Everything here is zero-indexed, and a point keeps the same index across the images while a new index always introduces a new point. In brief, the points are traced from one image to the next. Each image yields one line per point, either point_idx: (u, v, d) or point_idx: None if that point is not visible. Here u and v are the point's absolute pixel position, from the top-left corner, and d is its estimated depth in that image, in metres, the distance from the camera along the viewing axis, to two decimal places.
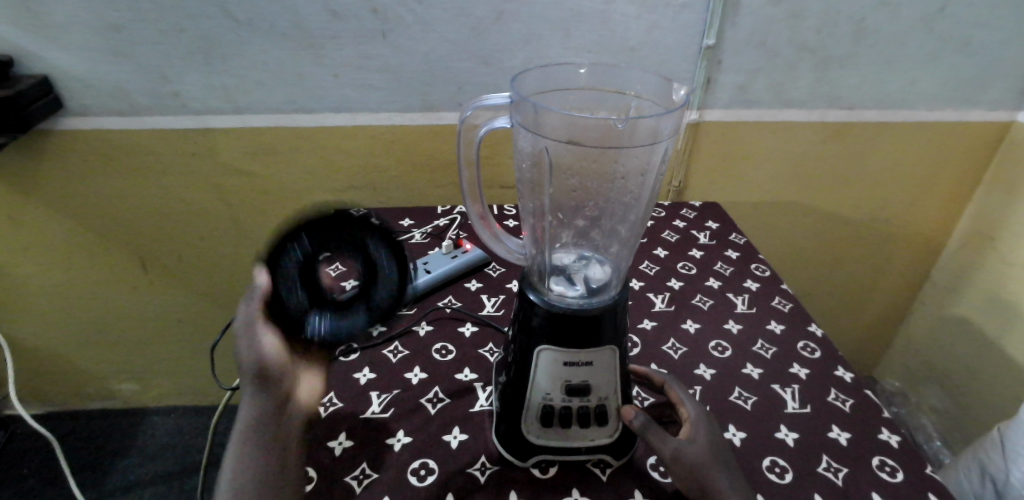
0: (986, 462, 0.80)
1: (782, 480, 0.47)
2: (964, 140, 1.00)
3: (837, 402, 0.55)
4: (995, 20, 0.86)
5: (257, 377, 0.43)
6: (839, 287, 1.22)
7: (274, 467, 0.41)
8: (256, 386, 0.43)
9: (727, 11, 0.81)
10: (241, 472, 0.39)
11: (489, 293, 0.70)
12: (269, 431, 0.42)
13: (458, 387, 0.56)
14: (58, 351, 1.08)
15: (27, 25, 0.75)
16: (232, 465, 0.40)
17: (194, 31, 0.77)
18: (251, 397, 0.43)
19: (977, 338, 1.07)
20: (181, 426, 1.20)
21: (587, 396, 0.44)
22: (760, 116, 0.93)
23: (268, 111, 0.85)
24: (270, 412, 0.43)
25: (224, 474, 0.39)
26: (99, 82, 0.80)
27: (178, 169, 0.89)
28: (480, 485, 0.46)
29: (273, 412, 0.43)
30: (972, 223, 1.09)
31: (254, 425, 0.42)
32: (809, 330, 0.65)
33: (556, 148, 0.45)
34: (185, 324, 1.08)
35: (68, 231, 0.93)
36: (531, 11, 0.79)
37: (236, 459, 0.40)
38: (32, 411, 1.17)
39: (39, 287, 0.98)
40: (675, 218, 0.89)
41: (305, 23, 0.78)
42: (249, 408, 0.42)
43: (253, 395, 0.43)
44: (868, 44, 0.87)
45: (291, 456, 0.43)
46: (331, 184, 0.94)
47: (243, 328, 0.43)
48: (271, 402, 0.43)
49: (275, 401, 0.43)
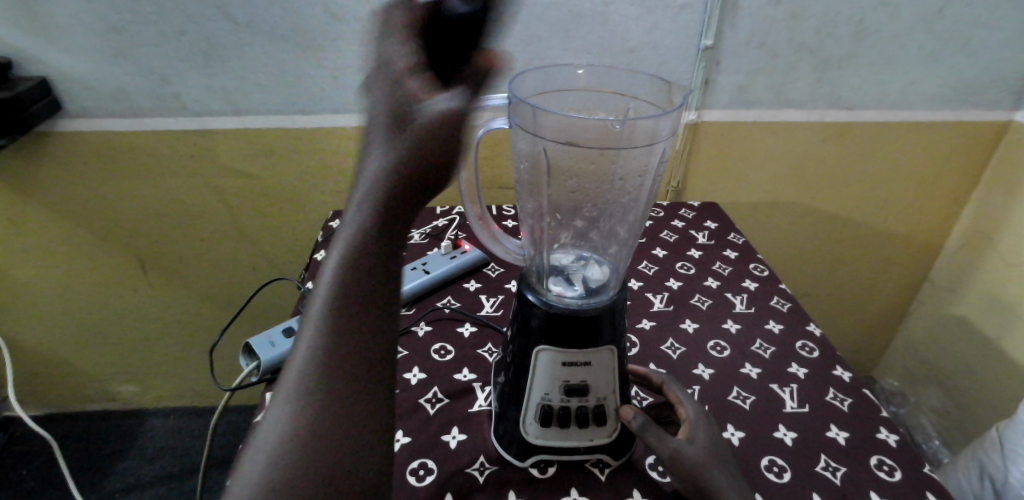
0: (985, 461, 0.80)
1: (781, 479, 0.47)
2: (962, 140, 1.00)
3: (835, 402, 0.55)
4: (993, 21, 0.87)
5: (357, 249, 0.31)
6: (837, 286, 1.22)
7: (351, 390, 0.30)
8: (351, 260, 0.31)
9: (726, 11, 0.82)
10: (310, 374, 0.30)
11: (488, 293, 0.71)
12: (351, 341, 0.30)
13: (457, 387, 0.56)
14: (58, 353, 1.08)
15: (27, 27, 0.75)
16: (301, 356, 0.30)
17: (194, 33, 0.77)
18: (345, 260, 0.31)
19: (976, 338, 1.07)
20: (180, 427, 1.19)
21: (586, 396, 0.44)
22: (759, 116, 0.93)
23: (267, 113, 0.85)
24: (361, 311, 0.31)
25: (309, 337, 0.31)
26: (99, 84, 0.80)
27: (177, 170, 0.89)
28: (479, 485, 0.46)
29: (363, 313, 0.31)
30: (971, 223, 1.09)
31: (341, 320, 0.31)
32: (807, 330, 0.65)
33: (554, 149, 0.46)
34: (185, 326, 1.08)
35: (67, 232, 0.93)
36: (531, 12, 0.80)
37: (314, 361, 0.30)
38: (31, 413, 1.17)
39: (38, 288, 0.98)
40: (674, 219, 0.89)
41: (305, 25, 0.78)
42: (333, 288, 0.31)
43: (343, 268, 0.31)
44: (867, 44, 0.87)
45: (369, 384, 0.30)
46: (330, 185, 0.94)
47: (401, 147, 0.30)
48: (364, 299, 0.31)
49: (370, 298, 0.31)
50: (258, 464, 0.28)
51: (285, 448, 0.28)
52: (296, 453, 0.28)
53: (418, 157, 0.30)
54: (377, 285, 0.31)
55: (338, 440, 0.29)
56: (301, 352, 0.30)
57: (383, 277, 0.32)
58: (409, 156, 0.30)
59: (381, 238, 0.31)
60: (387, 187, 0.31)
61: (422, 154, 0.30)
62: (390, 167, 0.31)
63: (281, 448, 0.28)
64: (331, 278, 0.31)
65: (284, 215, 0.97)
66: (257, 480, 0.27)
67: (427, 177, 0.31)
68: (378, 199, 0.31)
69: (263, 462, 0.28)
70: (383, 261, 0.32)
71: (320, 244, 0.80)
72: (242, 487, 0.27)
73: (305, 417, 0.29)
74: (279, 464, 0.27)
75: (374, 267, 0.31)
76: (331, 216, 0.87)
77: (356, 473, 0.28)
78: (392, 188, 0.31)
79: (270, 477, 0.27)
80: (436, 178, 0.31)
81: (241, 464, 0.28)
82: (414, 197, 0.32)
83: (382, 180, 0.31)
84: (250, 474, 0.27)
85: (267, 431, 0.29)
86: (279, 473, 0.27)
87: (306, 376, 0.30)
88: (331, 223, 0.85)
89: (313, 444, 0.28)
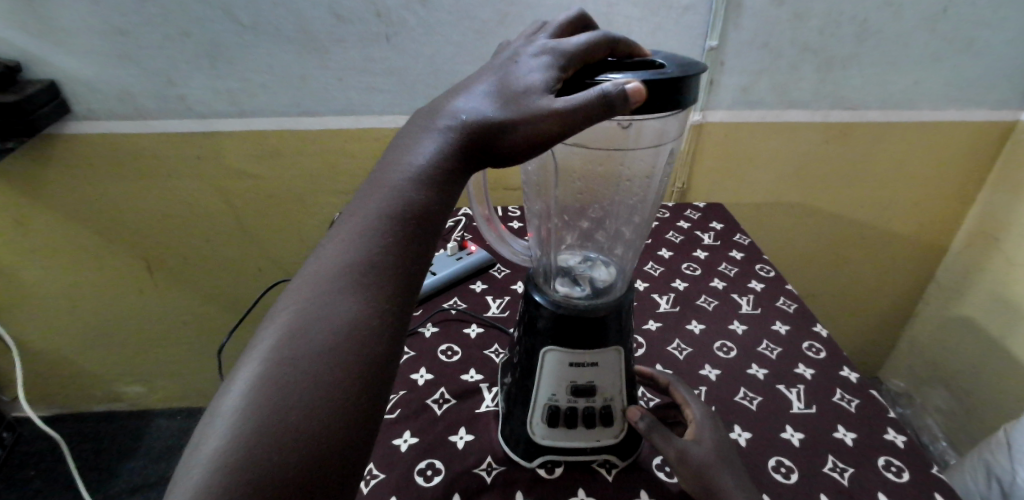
0: (992, 463, 0.79)
1: (788, 480, 0.47)
2: (968, 139, 1.00)
3: (842, 403, 0.55)
4: (998, 20, 0.86)
5: (402, 191, 0.32)
6: (843, 287, 1.22)
7: (363, 328, 0.29)
8: (394, 201, 0.32)
9: (731, 11, 0.81)
10: (325, 301, 0.29)
11: (494, 294, 0.71)
12: (373, 279, 0.30)
13: (464, 387, 0.56)
14: (64, 353, 1.08)
15: (33, 30, 0.75)
16: (321, 282, 0.30)
17: (199, 35, 0.78)
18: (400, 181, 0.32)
19: (981, 338, 1.07)
20: (186, 428, 1.20)
21: (593, 396, 0.44)
22: (764, 117, 0.93)
23: (273, 115, 0.86)
24: (391, 251, 0.31)
25: (346, 247, 0.31)
26: (106, 87, 0.81)
27: (182, 171, 0.90)
28: (487, 485, 0.46)
29: (393, 256, 0.31)
30: (977, 222, 1.09)
31: (369, 256, 0.31)
32: (814, 330, 0.65)
33: (562, 150, 0.46)
34: (191, 326, 1.09)
35: (74, 234, 0.93)
36: (535, 14, 0.80)
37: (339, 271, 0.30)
38: (39, 413, 1.18)
39: (46, 290, 0.99)
40: (679, 219, 0.89)
41: (310, 27, 0.79)
42: (368, 224, 0.31)
43: (386, 207, 0.32)
44: (871, 44, 0.87)
45: (381, 327, 0.29)
46: (336, 186, 0.94)
47: (505, 96, 0.33)
48: (397, 242, 0.31)
49: (403, 244, 0.31)
50: (248, 377, 0.27)
51: (283, 361, 0.27)
52: (288, 374, 0.27)
53: (500, 126, 0.33)
54: (413, 232, 0.32)
55: (337, 374, 0.27)
56: (319, 280, 0.30)
57: (421, 226, 0.32)
58: (489, 121, 0.33)
59: (427, 189, 0.32)
60: (452, 143, 0.33)
61: (506, 122, 0.32)
62: (463, 126, 0.33)
63: (273, 366, 0.27)
64: (369, 215, 0.32)
65: (290, 216, 0.97)
66: (243, 393, 0.26)
67: (494, 144, 0.33)
68: (438, 150, 0.33)
69: (252, 377, 0.27)
70: (425, 210, 0.32)
71: None
72: (227, 399, 0.26)
73: (308, 342, 0.28)
74: (268, 380, 0.26)
75: (415, 214, 0.32)
76: None
77: (347, 409, 0.27)
78: (456, 144, 0.33)
79: (257, 391, 0.26)
80: (504, 152, 0.33)
81: (230, 378, 0.27)
82: (472, 159, 0.33)
83: (451, 135, 0.33)
84: (237, 387, 0.26)
85: (262, 348, 0.28)
86: (266, 390, 0.26)
87: (321, 303, 0.29)
88: None
89: (308, 369, 0.27)
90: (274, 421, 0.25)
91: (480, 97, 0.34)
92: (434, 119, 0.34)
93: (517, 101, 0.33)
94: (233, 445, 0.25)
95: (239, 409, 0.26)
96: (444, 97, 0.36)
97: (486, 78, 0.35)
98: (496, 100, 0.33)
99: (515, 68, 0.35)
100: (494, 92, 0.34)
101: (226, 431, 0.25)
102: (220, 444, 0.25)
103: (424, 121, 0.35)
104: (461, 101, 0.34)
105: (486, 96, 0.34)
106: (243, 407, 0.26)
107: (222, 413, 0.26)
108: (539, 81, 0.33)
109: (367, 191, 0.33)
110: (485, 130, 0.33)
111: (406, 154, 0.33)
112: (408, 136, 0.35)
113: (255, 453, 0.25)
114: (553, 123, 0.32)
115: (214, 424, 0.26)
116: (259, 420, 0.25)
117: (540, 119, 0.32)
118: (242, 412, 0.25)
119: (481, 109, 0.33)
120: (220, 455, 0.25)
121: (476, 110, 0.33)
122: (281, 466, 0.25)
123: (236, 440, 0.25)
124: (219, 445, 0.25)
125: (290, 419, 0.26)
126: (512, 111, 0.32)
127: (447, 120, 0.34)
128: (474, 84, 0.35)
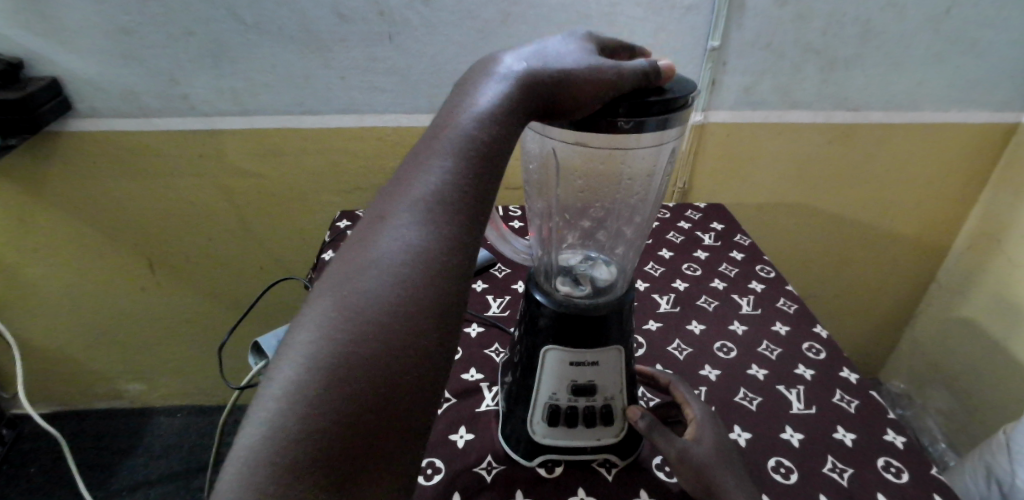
0: (992, 464, 0.79)
1: (788, 480, 0.47)
2: (970, 142, 1.00)
3: (842, 404, 0.55)
4: (1001, 22, 0.86)
5: (457, 160, 0.30)
6: (843, 288, 1.22)
7: (415, 308, 0.27)
8: (448, 166, 0.30)
9: (734, 11, 0.81)
10: (376, 277, 0.27)
11: (495, 293, 0.71)
12: (426, 255, 0.28)
13: (465, 387, 0.56)
14: (65, 351, 1.08)
15: (36, 28, 0.75)
16: (367, 256, 0.28)
17: (202, 34, 0.78)
18: (458, 139, 0.30)
19: (982, 340, 1.07)
20: (187, 426, 1.20)
21: (593, 395, 0.44)
22: (766, 117, 0.93)
23: (275, 113, 0.86)
24: (445, 225, 0.29)
25: (403, 207, 0.29)
26: (108, 85, 0.81)
27: (184, 170, 0.90)
28: (487, 484, 0.47)
29: (447, 230, 0.29)
30: (978, 224, 1.09)
31: (422, 228, 0.28)
32: (814, 331, 0.65)
33: (563, 149, 0.45)
34: (192, 325, 1.09)
35: (77, 232, 0.93)
36: (538, 13, 0.80)
37: (398, 231, 0.28)
38: (41, 410, 1.18)
39: (48, 287, 0.99)
40: (680, 220, 0.89)
41: (313, 26, 0.79)
42: (421, 194, 0.29)
43: (443, 165, 0.30)
44: (874, 45, 0.87)
45: (434, 308, 0.27)
46: (338, 185, 0.95)
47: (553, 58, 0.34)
48: (451, 215, 0.29)
49: (457, 218, 0.29)
50: (294, 356, 0.25)
51: (338, 328, 0.26)
52: (338, 356, 0.25)
53: (553, 87, 0.32)
54: (467, 205, 0.29)
55: (394, 343, 0.26)
56: (370, 252, 0.28)
57: (474, 199, 0.30)
58: (542, 81, 0.32)
59: (482, 157, 0.30)
60: (508, 105, 0.31)
61: (560, 83, 0.33)
62: (519, 84, 0.32)
63: (321, 346, 0.25)
64: (421, 186, 0.29)
65: (291, 215, 0.97)
66: (289, 375, 0.24)
67: (546, 107, 0.33)
68: (493, 115, 0.31)
69: (300, 357, 0.25)
70: (480, 181, 0.30)
71: (327, 244, 0.80)
72: (273, 380, 0.25)
73: (357, 321, 0.26)
74: (317, 362, 0.25)
75: (471, 185, 0.30)
76: (339, 216, 0.88)
77: (405, 380, 0.26)
78: (512, 106, 0.31)
79: (305, 373, 0.24)
80: (556, 112, 0.33)
81: (276, 355, 0.25)
82: (525, 121, 0.32)
83: (506, 97, 0.31)
84: (283, 366, 0.25)
85: (309, 326, 0.26)
86: (314, 372, 0.24)
87: (372, 279, 0.27)
88: (338, 223, 0.86)
89: (358, 351, 0.25)
90: (324, 406, 0.24)
91: (528, 58, 0.33)
92: (485, 80, 0.32)
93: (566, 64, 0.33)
94: (291, 415, 0.23)
95: (283, 397, 0.24)
96: (489, 58, 0.34)
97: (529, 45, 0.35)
98: (547, 61, 0.33)
99: (554, 42, 0.36)
100: (541, 54, 0.34)
101: (280, 407, 0.24)
102: (267, 429, 0.23)
103: (475, 83, 0.33)
104: (508, 60, 0.34)
105: (532, 57, 0.34)
106: (297, 377, 0.24)
107: (276, 382, 0.24)
108: (580, 52, 0.35)
109: (417, 158, 0.31)
110: (539, 92, 0.32)
111: (459, 118, 0.31)
112: (458, 99, 0.32)
113: (305, 437, 0.23)
114: (603, 81, 0.33)
115: (260, 405, 0.24)
116: (317, 390, 0.24)
117: (591, 81, 0.33)
118: (290, 396, 0.24)
119: (531, 66, 0.33)
120: (277, 425, 0.23)
121: (524, 68, 0.33)
122: (331, 453, 0.23)
123: (284, 424, 0.23)
124: (266, 430, 0.23)
125: (340, 404, 0.24)
126: (565, 71, 0.33)
127: (500, 81, 0.32)
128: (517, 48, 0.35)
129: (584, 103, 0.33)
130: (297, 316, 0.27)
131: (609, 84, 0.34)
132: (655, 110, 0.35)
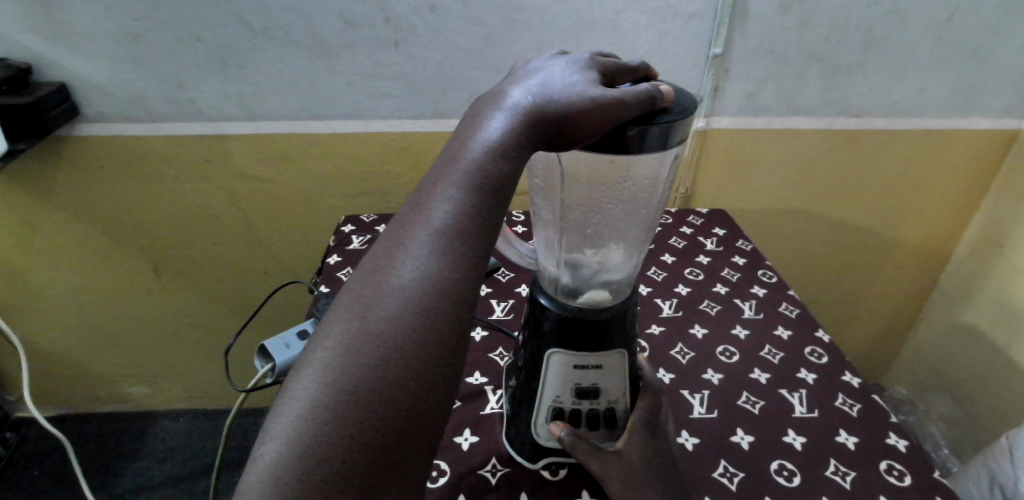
0: (994, 470, 0.79)
1: (790, 483, 0.48)
2: (970, 148, 1.00)
3: (844, 407, 0.55)
4: (1002, 28, 0.87)
5: (469, 190, 0.31)
6: (846, 293, 1.22)
7: (429, 334, 0.27)
8: (459, 196, 0.30)
9: (736, 20, 0.82)
10: (392, 303, 0.28)
11: (498, 297, 0.71)
12: (441, 283, 0.29)
13: (469, 390, 0.57)
14: (69, 354, 1.09)
15: (45, 33, 0.76)
16: (381, 282, 0.29)
17: (210, 39, 0.79)
18: (469, 169, 0.31)
19: (984, 345, 1.07)
20: (190, 429, 1.21)
21: (596, 398, 0.45)
22: (768, 124, 0.94)
23: (281, 118, 0.87)
24: (458, 253, 0.29)
25: (416, 234, 0.30)
26: (118, 89, 0.82)
27: (190, 174, 0.91)
28: (492, 486, 0.47)
29: (458, 255, 0.29)
30: (980, 231, 1.10)
31: (436, 255, 0.29)
32: (816, 336, 0.65)
33: (568, 156, 0.45)
34: (196, 328, 1.10)
35: (83, 236, 0.94)
36: (542, 20, 0.81)
37: (413, 258, 0.29)
38: (45, 413, 1.18)
39: (54, 290, 0.99)
40: (682, 225, 0.90)
41: (320, 33, 0.80)
42: (435, 224, 0.30)
43: (455, 195, 0.31)
44: (877, 52, 0.87)
45: (447, 334, 0.28)
46: (343, 189, 0.95)
47: (562, 88, 0.34)
48: (465, 245, 0.30)
49: (470, 246, 0.30)
50: (313, 376, 0.26)
51: (355, 352, 0.26)
52: (355, 379, 0.26)
53: (560, 117, 0.33)
54: (479, 234, 0.30)
55: (408, 365, 0.26)
56: (384, 280, 0.29)
57: (487, 228, 0.31)
58: (549, 112, 0.33)
59: (493, 187, 0.31)
60: (517, 136, 0.32)
61: (566, 114, 0.33)
62: (525, 115, 0.33)
63: (340, 369, 0.26)
64: (436, 214, 0.30)
65: (295, 218, 0.98)
66: (307, 395, 0.25)
67: (552, 137, 0.33)
68: (503, 145, 0.31)
69: (318, 378, 0.26)
70: (492, 211, 0.31)
71: (332, 248, 0.81)
72: (291, 398, 0.26)
73: (373, 346, 0.27)
74: (336, 384, 0.26)
75: (483, 215, 0.31)
76: (344, 221, 0.89)
77: (418, 400, 0.26)
78: (522, 138, 0.32)
79: (323, 394, 0.25)
80: (563, 143, 0.33)
81: (297, 376, 0.26)
82: (533, 150, 0.33)
83: (516, 128, 0.32)
84: (301, 387, 0.26)
85: (327, 348, 0.27)
86: (333, 393, 0.25)
87: (387, 304, 0.28)
88: (343, 228, 0.86)
89: (374, 374, 0.26)
90: (341, 426, 0.25)
91: (534, 89, 0.34)
92: (494, 111, 0.33)
93: (576, 95, 0.33)
94: (308, 437, 0.24)
95: (301, 418, 0.25)
96: (498, 90, 0.35)
97: (537, 74, 0.35)
98: (552, 90, 0.34)
99: (559, 69, 0.36)
100: (545, 84, 0.34)
101: (299, 424, 0.25)
102: (284, 447, 0.24)
103: (484, 114, 0.34)
104: (514, 92, 0.34)
105: (539, 88, 0.34)
106: (315, 396, 0.25)
107: (295, 402, 0.25)
108: (585, 80, 0.35)
109: (430, 187, 0.32)
110: (547, 123, 0.33)
111: (471, 147, 0.32)
112: (468, 129, 0.33)
113: (324, 457, 0.24)
114: (613, 109, 0.33)
115: (278, 422, 0.25)
116: (334, 414, 0.25)
117: (598, 112, 0.33)
118: (308, 415, 0.25)
119: (537, 97, 0.33)
120: (296, 442, 0.24)
121: (529, 100, 0.33)
122: (346, 473, 0.24)
123: (300, 442, 0.24)
124: (284, 448, 0.24)
125: (357, 425, 0.25)
126: (573, 105, 0.33)
127: (507, 112, 0.33)
128: (523, 79, 0.35)
129: (589, 131, 0.33)
130: (316, 340, 0.28)
131: (613, 115, 0.33)
132: (667, 129, 0.36)
